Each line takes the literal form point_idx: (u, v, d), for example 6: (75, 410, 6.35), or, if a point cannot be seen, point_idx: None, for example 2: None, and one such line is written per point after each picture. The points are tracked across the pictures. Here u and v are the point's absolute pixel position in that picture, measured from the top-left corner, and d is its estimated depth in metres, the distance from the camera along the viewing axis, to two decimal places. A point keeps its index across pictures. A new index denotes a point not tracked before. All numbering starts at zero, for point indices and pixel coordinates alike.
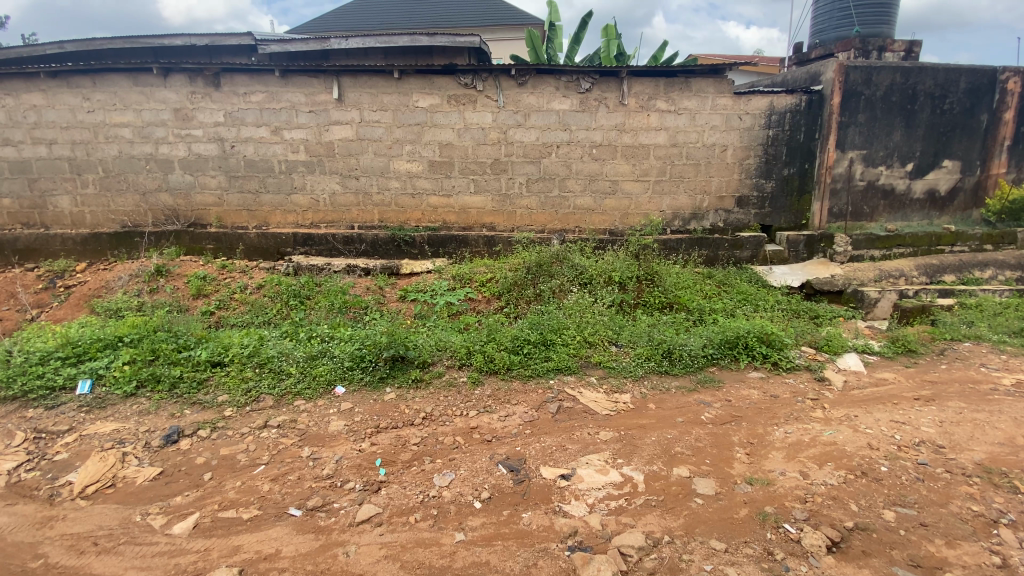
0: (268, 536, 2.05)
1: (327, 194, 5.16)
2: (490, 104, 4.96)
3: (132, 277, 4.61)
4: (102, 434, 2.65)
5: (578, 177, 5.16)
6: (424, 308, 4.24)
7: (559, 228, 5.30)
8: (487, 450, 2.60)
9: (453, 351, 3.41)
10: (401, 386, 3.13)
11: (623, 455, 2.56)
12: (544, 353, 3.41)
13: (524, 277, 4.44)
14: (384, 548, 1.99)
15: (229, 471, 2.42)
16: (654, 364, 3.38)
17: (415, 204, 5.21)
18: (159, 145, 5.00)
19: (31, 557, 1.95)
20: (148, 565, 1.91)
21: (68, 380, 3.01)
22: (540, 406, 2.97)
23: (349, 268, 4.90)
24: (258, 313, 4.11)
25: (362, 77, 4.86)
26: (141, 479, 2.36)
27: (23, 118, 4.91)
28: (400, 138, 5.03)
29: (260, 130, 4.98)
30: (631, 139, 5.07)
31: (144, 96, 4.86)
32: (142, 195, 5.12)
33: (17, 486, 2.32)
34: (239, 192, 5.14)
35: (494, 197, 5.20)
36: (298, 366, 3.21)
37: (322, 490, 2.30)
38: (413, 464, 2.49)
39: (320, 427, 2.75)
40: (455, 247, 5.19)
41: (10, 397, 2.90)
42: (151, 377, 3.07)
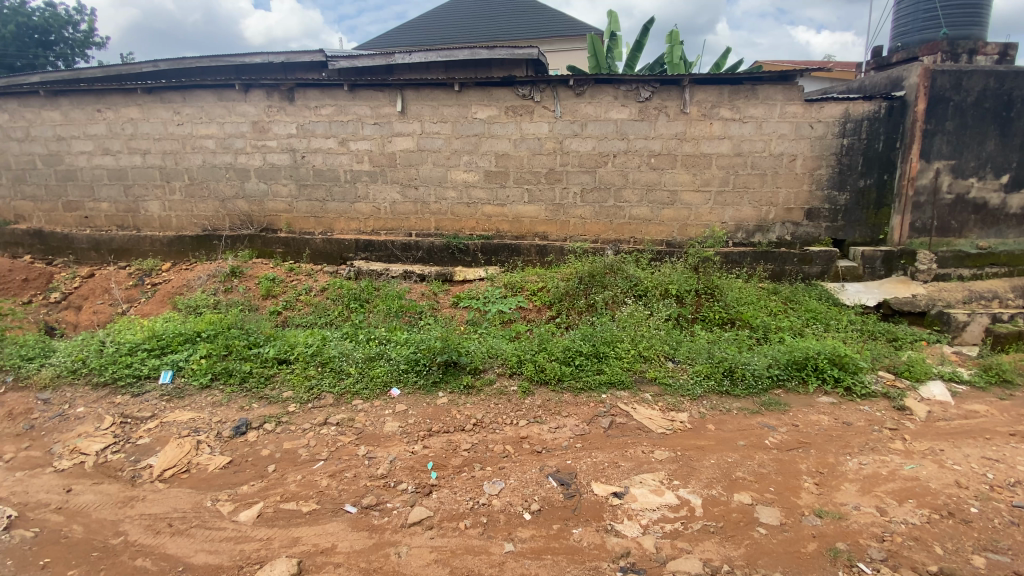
0: (325, 530, 2.11)
1: (388, 203, 5.35)
2: (547, 115, 4.98)
3: (210, 277, 4.97)
4: (179, 422, 2.85)
5: (635, 187, 5.07)
6: (476, 314, 4.28)
7: (613, 238, 5.21)
8: (538, 461, 2.57)
9: (504, 359, 3.41)
10: (453, 391, 3.16)
11: (680, 476, 2.45)
12: (597, 366, 3.33)
13: (576, 287, 4.38)
14: (434, 552, 2.00)
15: (291, 464, 2.53)
16: (714, 383, 3.23)
17: (470, 213, 5.30)
18: (237, 155, 5.37)
19: (113, 534, 2.10)
20: (215, 549, 2.02)
21: (152, 370, 3.27)
22: (591, 420, 2.90)
23: (405, 274, 5.06)
24: (321, 314, 4.30)
25: (424, 90, 5.02)
26: (212, 466, 2.51)
27: (122, 130, 5.42)
28: (458, 148, 5.14)
29: (328, 141, 5.25)
30: (692, 148, 4.92)
31: (227, 110, 5.26)
32: (221, 202, 5.51)
33: (104, 466, 2.52)
34: (307, 200, 5.43)
35: (548, 206, 5.20)
36: (356, 366, 3.32)
37: (376, 489, 2.35)
38: (464, 470, 2.50)
39: (376, 427, 2.83)
40: (507, 255, 5.23)
41: (102, 383, 3.18)
42: (224, 371, 3.27)
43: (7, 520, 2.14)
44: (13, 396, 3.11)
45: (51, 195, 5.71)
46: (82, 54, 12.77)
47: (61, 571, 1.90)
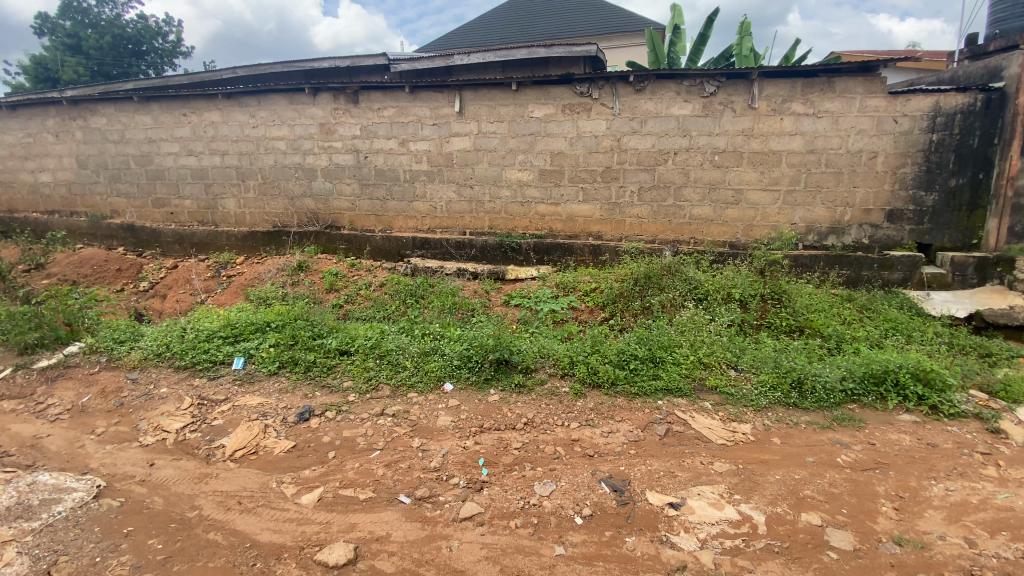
0: (380, 518, 2.17)
1: (444, 202, 5.45)
2: (606, 112, 4.89)
3: (279, 270, 5.26)
4: (250, 406, 3.02)
5: (696, 186, 4.88)
6: (527, 313, 4.27)
7: (671, 239, 5.04)
8: (590, 465, 2.52)
9: (557, 359, 3.37)
10: (504, 389, 3.17)
11: (741, 491, 2.33)
12: (653, 371, 3.22)
13: (631, 289, 4.27)
14: (485, 549, 2.01)
15: (349, 452, 2.62)
16: (781, 394, 3.04)
17: (524, 212, 5.30)
18: (306, 156, 5.65)
19: (189, 507, 2.25)
20: (280, 529, 2.12)
21: (226, 356, 3.50)
22: (647, 426, 2.82)
23: (459, 272, 5.13)
24: (379, 309, 4.44)
25: (482, 90, 5.06)
26: (278, 450, 2.65)
27: (204, 132, 5.84)
28: (514, 147, 5.15)
29: (390, 142, 5.41)
30: (760, 144, 4.67)
31: (297, 112, 5.54)
32: (290, 200, 5.82)
33: (183, 443, 2.72)
34: (369, 199, 5.63)
35: (604, 205, 5.10)
36: (412, 360, 3.40)
37: (429, 481, 2.39)
38: (515, 469, 2.49)
39: (429, 420, 2.88)
40: (560, 255, 5.19)
41: (182, 367, 3.44)
42: (291, 359, 3.45)
43: (98, 489, 2.35)
44: (106, 375, 3.42)
45: (142, 193, 6.25)
46: (170, 63, 14.00)
47: (144, 538, 2.06)
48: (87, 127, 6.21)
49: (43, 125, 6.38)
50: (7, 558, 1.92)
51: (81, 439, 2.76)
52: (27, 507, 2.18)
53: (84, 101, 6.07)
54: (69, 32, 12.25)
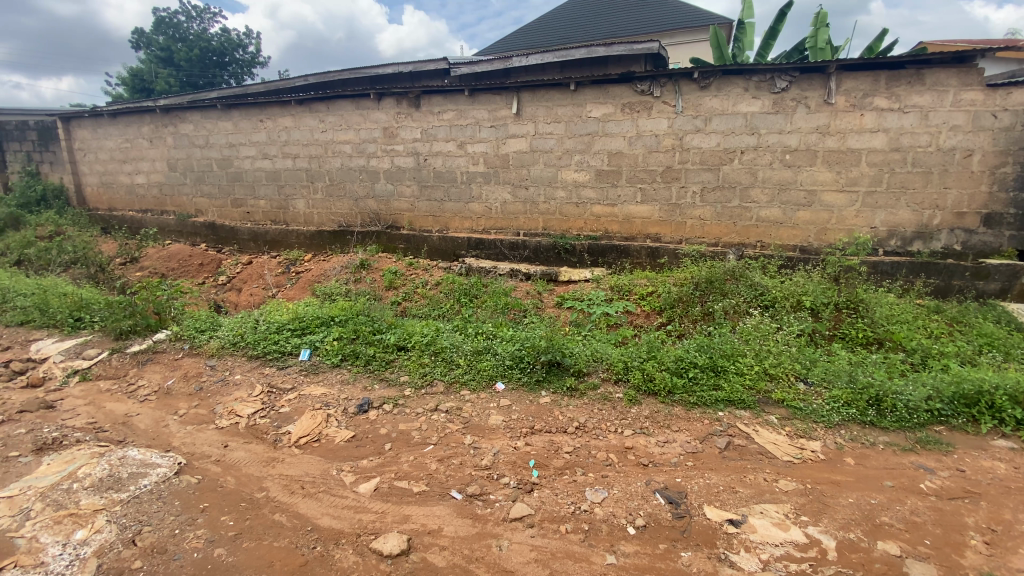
0: (432, 512, 2.22)
1: (499, 203, 5.50)
2: (667, 111, 4.74)
3: (342, 268, 5.51)
4: (314, 395, 3.18)
5: (764, 186, 4.63)
6: (580, 316, 4.21)
7: (735, 241, 4.82)
8: (644, 474, 2.45)
9: (610, 364, 3.30)
10: (556, 392, 3.14)
11: (809, 512, 2.18)
12: (713, 380, 3.08)
13: (691, 293, 4.11)
14: (535, 551, 1.99)
15: (405, 445, 2.70)
16: (856, 412, 2.82)
17: (579, 213, 5.24)
18: (369, 158, 5.89)
19: (257, 488, 2.39)
20: (339, 515, 2.21)
21: (293, 348, 3.70)
22: (705, 438, 2.70)
23: (512, 273, 5.15)
24: (435, 306, 4.53)
25: (541, 91, 5.06)
26: (339, 439, 2.77)
27: (278, 137, 6.22)
28: (571, 147, 5.11)
29: (449, 144, 5.53)
30: (837, 143, 4.37)
31: (363, 117, 5.78)
32: (354, 201, 6.09)
33: (254, 428, 2.90)
34: (427, 200, 5.78)
35: (663, 206, 4.96)
36: (465, 358, 3.45)
37: (480, 479, 2.42)
38: (566, 473, 2.46)
39: (482, 418, 2.91)
40: (615, 257, 5.09)
41: (255, 356, 3.67)
42: (352, 353, 3.60)
43: (179, 466, 2.55)
44: (188, 360, 3.72)
45: (223, 194, 6.76)
46: (249, 72, 15.07)
47: (217, 514, 2.21)
48: (177, 133, 6.78)
49: (140, 132, 7.03)
50: (99, 525, 2.11)
51: (165, 419, 3.01)
52: (118, 479, 2.40)
53: (174, 109, 6.63)
54: (162, 46, 13.45)
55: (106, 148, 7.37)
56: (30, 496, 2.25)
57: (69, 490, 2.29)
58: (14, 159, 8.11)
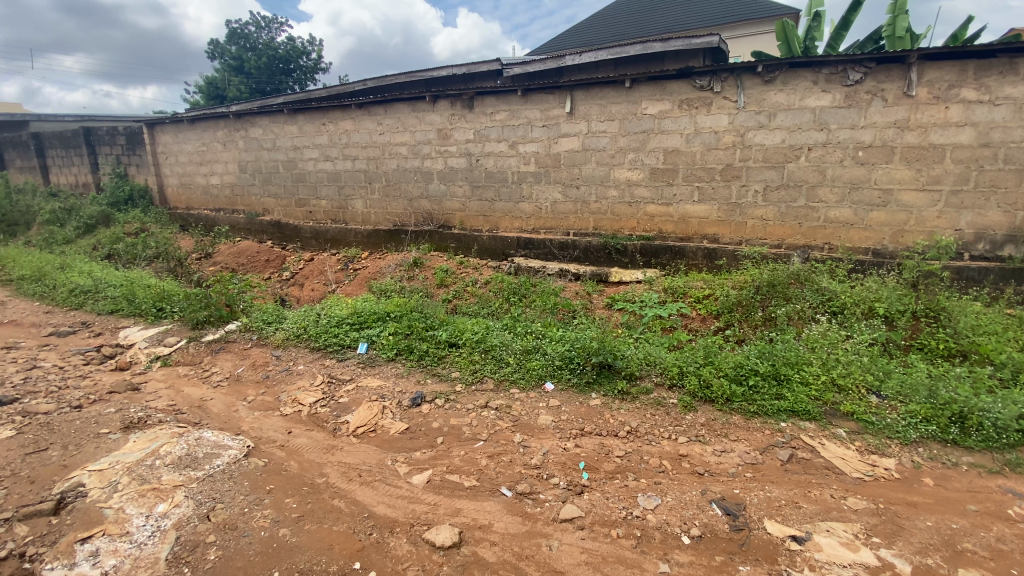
0: (483, 507, 2.25)
1: (549, 202, 5.48)
2: (728, 106, 4.56)
3: (397, 266, 5.68)
4: (371, 387, 3.31)
5: (833, 185, 4.37)
6: (631, 318, 4.13)
7: (800, 243, 4.58)
8: (699, 483, 2.37)
9: (664, 368, 3.21)
10: (607, 394, 3.10)
11: (881, 534, 2.04)
12: (776, 390, 2.92)
13: (752, 297, 3.94)
14: (585, 554, 1.98)
15: (456, 440, 2.75)
16: (935, 429, 2.60)
17: (632, 213, 5.13)
18: (424, 159, 6.03)
19: (318, 474, 2.51)
20: (394, 504, 2.29)
21: (352, 341, 3.86)
22: (766, 449, 2.58)
23: (561, 273, 5.13)
24: (484, 305, 4.58)
25: (594, 90, 5.00)
26: (393, 430, 2.86)
27: (339, 139, 6.50)
28: (625, 146, 5.02)
29: (501, 145, 5.57)
30: (917, 138, 4.05)
31: (418, 119, 5.93)
32: (409, 201, 6.26)
33: (315, 416, 3.04)
34: (479, 200, 5.85)
35: (722, 206, 4.78)
36: (515, 357, 3.46)
37: (530, 478, 2.42)
38: (617, 477, 2.42)
39: (531, 417, 2.92)
40: (669, 258, 4.96)
41: (316, 348, 3.86)
42: (406, 348, 3.70)
43: (248, 449, 2.71)
44: (256, 350, 3.95)
45: (288, 194, 7.13)
46: (311, 78, 15.82)
47: (281, 496, 2.33)
48: (247, 136, 7.22)
49: (215, 136, 7.53)
50: (177, 500, 2.28)
51: (236, 404, 3.22)
52: (194, 458, 2.58)
53: (246, 114, 7.06)
54: (235, 55, 14.37)
55: (185, 151, 7.96)
56: (118, 469, 2.46)
57: (152, 466, 2.49)
58: (106, 162, 8.91)
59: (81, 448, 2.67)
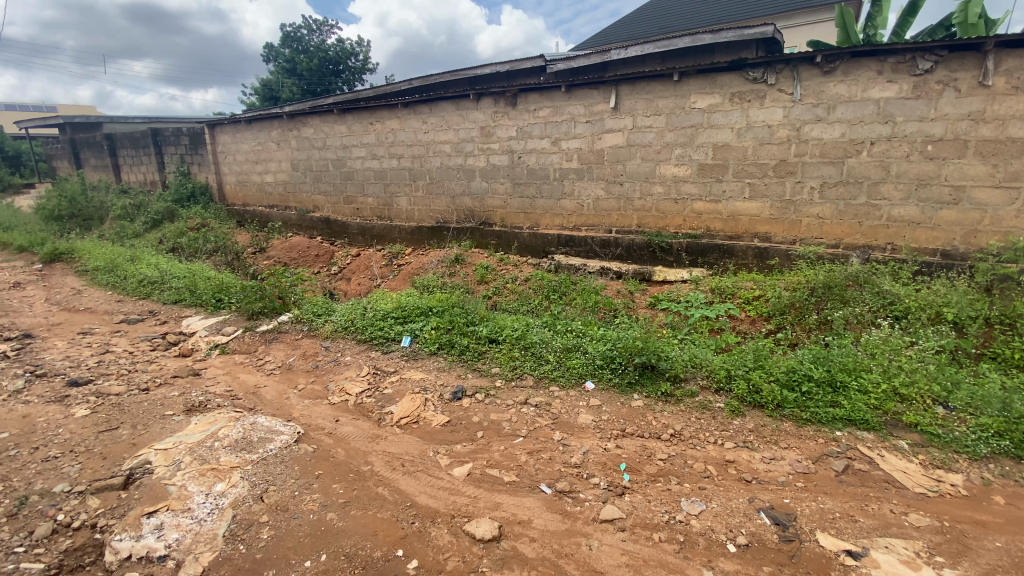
0: (523, 503, 2.25)
1: (592, 199, 5.42)
2: (783, 99, 4.37)
3: (439, 262, 5.77)
4: (414, 379, 3.38)
5: (898, 181, 4.10)
6: (676, 318, 4.03)
7: (860, 243, 4.33)
8: (747, 491, 2.29)
9: (710, 371, 3.11)
10: (649, 396, 3.04)
11: (945, 553, 1.91)
12: (831, 397, 2.78)
13: (805, 299, 3.76)
14: (626, 555, 1.95)
15: (496, 435, 2.77)
16: (1009, 445, 2.41)
17: (678, 210, 5.00)
18: (467, 157, 6.10)
19: (363, 462, 2.59)
20: (435, 495, 2.33)
21: (396, 334, 3.96)
22: (819, 459, 2.46)
23: (603, 271, 5.07)
24: (524, 302, 4.58)
25: (641, 84, 4.90)
26: (435, 423, 2.92)
27: (385, 138, 6.66)
28: (671, 141, 4.89)
29: (543, 142, 5.55)
30: (994, 131, 3.74)
31: (462, 117, 6.00)
32: (451, 198, 6.34)
33: (361, 406, 3.14)
34: (520, 197, 5.86)
35: (774, 203, 4.58)
36: (555, 355, 3.45)
37: (570, 476, 2.41)
38: (659, 480, 2.38)
39: (571, 416, 2.90)
40: (717, 257, 4.80)
41: (362, 340, 3.98)
42: (448, 343, 3.76)
43: (298, 434, 2.83)
44: (306, 341, 4.12)
45: (336, 191, 7.38)
46: (359, 78, 16.27)
47: (329, 482, 2.42)
48: (299, 136, 7.51)
49: (270, 136, 7.88)
50: (234, 480, 2.41)
51: (287, 392, 3.37)
52: (250, 441, 2.71)
53: (298, 114, 7.35)
54: (288, 58, 14.97)
55: (242, 150, 8.37)
56: (180, 449, 2.62)
57: (211, 447, 2.63)
58: (171, 161, 9.50)
59: (148, 428, 2.87)
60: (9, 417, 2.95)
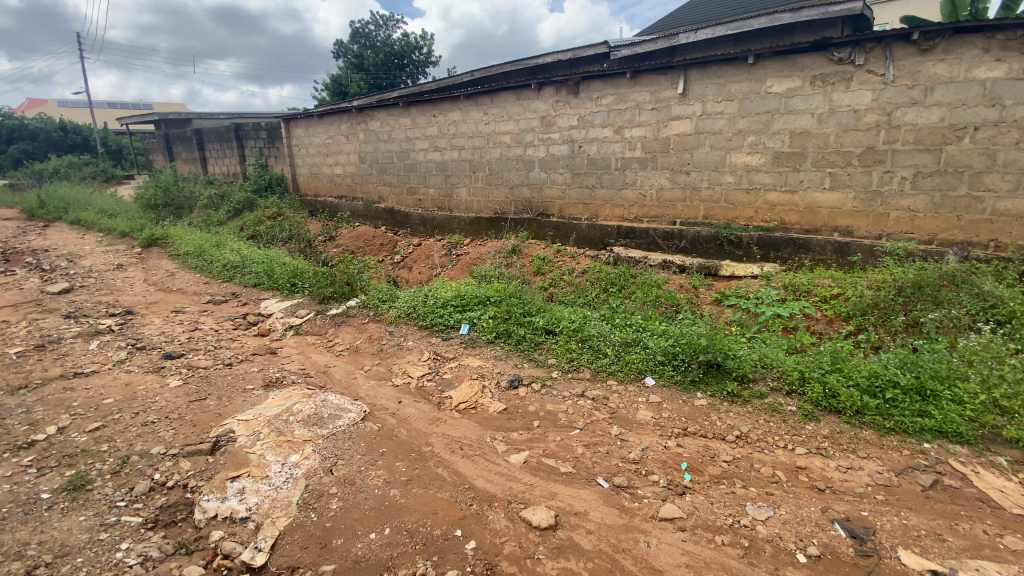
0: (579, 494, 2.25)
1: (655, 189, 5.25)
2: (872, 81, 4.01)
3: (497, 253, 5.83)
4: (472, 366, 3.45)
5: (1007, 170, 3.67)
6: (744, 315, 3.84)
7: (958, 239, 3.93)
8: (819, 500, 2.16)
9: (782, 372, 2.94)
10: (713, 395, 2.93)
11: None
12: (919, 406, 2.55)
13: (892, 299, 3.47)
14: (686, 556, 1.90)
15: (552, 425, 2.78)
16: None
17: (749, 201, 4.74)
18: (526, 148, 6.09)
19: (424, 443, 2.69)
20: (493, 480, 2.38)
21: (455, 322, 4.05)
22: (903, 472, 2.28)
23: (664, 264, 4.93)
24: (581, 294, 4.54)
25: (711, 68, 4.67)
26: (492, 409, 2.96)
27: (447, 130, 6.79)
28: (744, 128, 4.63)
29: (605, 130, 5.44)
30: None
31: (523, 107, 5.99)
32: (510, 189, 6.36)
33: (421, 389, 3.25)
34: (579, 187, 5.78)
35: (858, 194, 4.24)
36: (614, 348, 3.40)
37: (628, 472, 2.38)
38: (722, 482, 2.29)
39: (629, 411, 2.85)
40: (792, 251, 4.50)
41: (424, 326, 4.11)
42: (505, 332, 3.80)
43: (365, 413, 2.97)
44: (372, 325, 4.31)
45: (400, 182, 7.61)
46: (422, 71, 16.62)
47: (392, 460, 2.53)
48: (366, 129, 7.81)
49: (339, 129, 8.25)
50: (306, 453, 2.57)
51: (354, 372, 3.55)
52: (321, 417, 2.88)
53: (366, 108, 7.64)
54: (357, 53, 15.55)
55: (314, 143, 8.82)
56: (260, 421, 2.83)
57: (287, 421, 2.82)
58: (251, 154, 10.17)
59: (232, 400, 3.12)
60: (116, 384, 3.31)
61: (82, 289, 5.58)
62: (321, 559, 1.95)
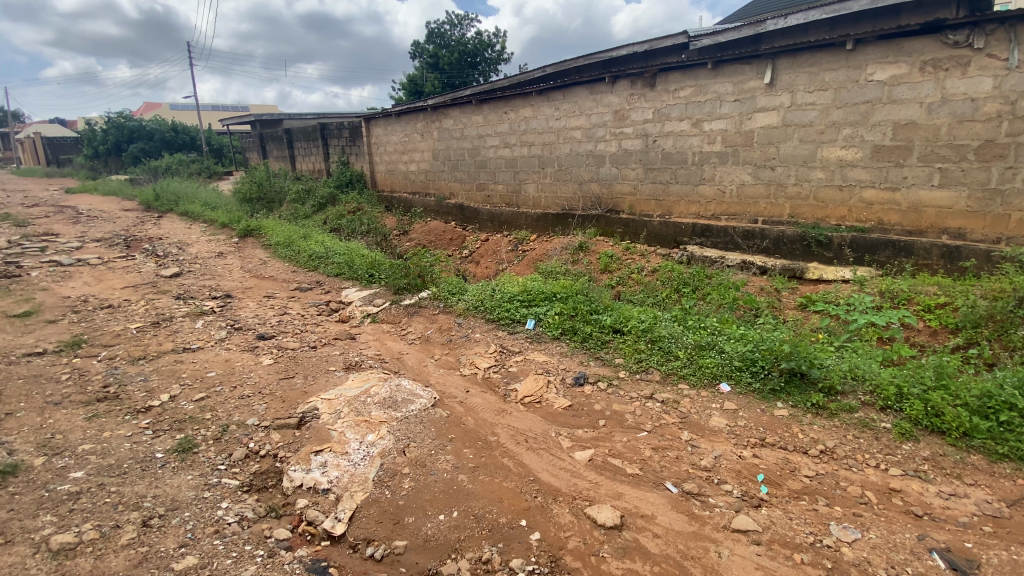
0: (646, 497, 2.21)
1: (735, 185, 4.99)
2: (993, 67, 3.59)
3: (563, 249, 5.81)
4: (538, 361, 3.48)
5: None
6: (832, 322, 3.57)
7: None
8: (914, 526, 1.98)
9: (876, 386, 2.70)
10: (795, 406, 2.75)
11: None
12: None
13: (1012, 310, 3.08)
14: (760, 571, 1.81)
15: (618, 425, 2.75)
16: None
17: (841, 199, 4.39)
18: (598, 143, 6.00)
19: (491, 433, 2.75)
20: (557, 474, 2.39)
21: (521, 317, 4.09)
22: (1019, 504, 2.03)
23: (743, 265, 4.69)
24: (650, 294, 4.41)
25: (803, 56, 4.36)
26: (557, 405, 2.98)
27: (518, 126, 6.85)
28: (838, 120, 4.29)
29: (682, 123, 5.24)
30: None
31: (596, 102, 5.91)
32: (580, 184, 6.31)
33: (488, 380, 3.33)
34: (652, 183, 5.62)
35: (974, 193, 3.79)
36: (685, 351, 3.29)
37: (698, 478, 2.30)
38: (803, 498, 2.16)
39: (701, 416, 2.75)
40: (891, 255, 4.09)
41: (491, 320, 4.20)
42: (571, 329, 3.79)
43: (435, 400, 3.09)
44: (442, 316, 4.47)
45: (470, 178, 7.78)
46: (494, 69, 16.83)
47: (461, 446, 2.62)
48: (440, 127, 8.05)
49: (414, 127, 8.57)
50: (382, 433, 2.72)
51: (425, 361, 3.70)
52: (396, 401, 3.03)
53: (440, 106, 7.88)
54: (432, 53, 16.03)
55: (391, 141, 9.23)
56: (341, 402, 3.03)
57: (365, 402, 3.00)
58: (334, 151, 10.82)
59: (316, 380, 3.37)
60: (218, 360, 3.69)
61: (189, 274, 6.23)
62: (394, 535, 2.07)
